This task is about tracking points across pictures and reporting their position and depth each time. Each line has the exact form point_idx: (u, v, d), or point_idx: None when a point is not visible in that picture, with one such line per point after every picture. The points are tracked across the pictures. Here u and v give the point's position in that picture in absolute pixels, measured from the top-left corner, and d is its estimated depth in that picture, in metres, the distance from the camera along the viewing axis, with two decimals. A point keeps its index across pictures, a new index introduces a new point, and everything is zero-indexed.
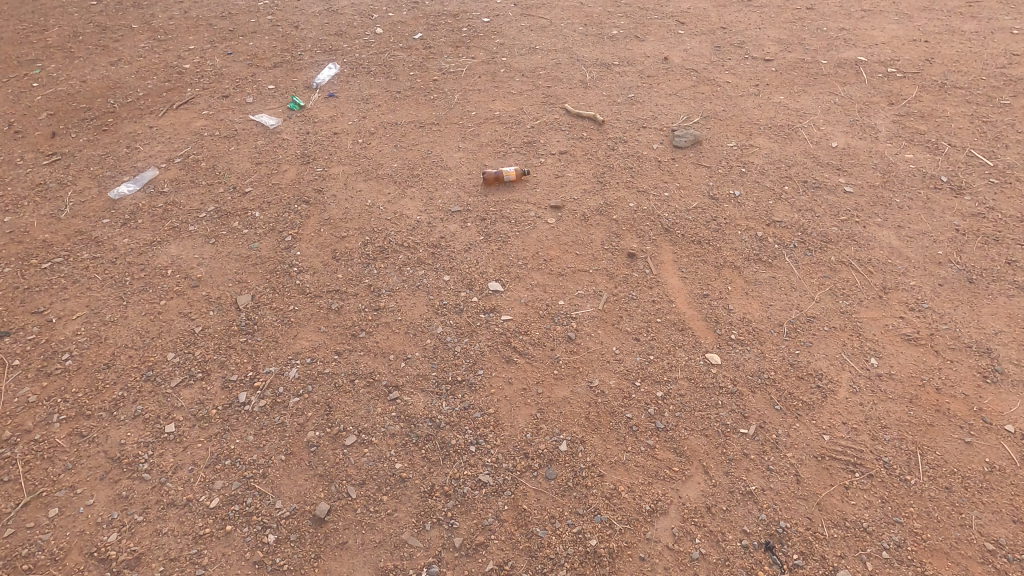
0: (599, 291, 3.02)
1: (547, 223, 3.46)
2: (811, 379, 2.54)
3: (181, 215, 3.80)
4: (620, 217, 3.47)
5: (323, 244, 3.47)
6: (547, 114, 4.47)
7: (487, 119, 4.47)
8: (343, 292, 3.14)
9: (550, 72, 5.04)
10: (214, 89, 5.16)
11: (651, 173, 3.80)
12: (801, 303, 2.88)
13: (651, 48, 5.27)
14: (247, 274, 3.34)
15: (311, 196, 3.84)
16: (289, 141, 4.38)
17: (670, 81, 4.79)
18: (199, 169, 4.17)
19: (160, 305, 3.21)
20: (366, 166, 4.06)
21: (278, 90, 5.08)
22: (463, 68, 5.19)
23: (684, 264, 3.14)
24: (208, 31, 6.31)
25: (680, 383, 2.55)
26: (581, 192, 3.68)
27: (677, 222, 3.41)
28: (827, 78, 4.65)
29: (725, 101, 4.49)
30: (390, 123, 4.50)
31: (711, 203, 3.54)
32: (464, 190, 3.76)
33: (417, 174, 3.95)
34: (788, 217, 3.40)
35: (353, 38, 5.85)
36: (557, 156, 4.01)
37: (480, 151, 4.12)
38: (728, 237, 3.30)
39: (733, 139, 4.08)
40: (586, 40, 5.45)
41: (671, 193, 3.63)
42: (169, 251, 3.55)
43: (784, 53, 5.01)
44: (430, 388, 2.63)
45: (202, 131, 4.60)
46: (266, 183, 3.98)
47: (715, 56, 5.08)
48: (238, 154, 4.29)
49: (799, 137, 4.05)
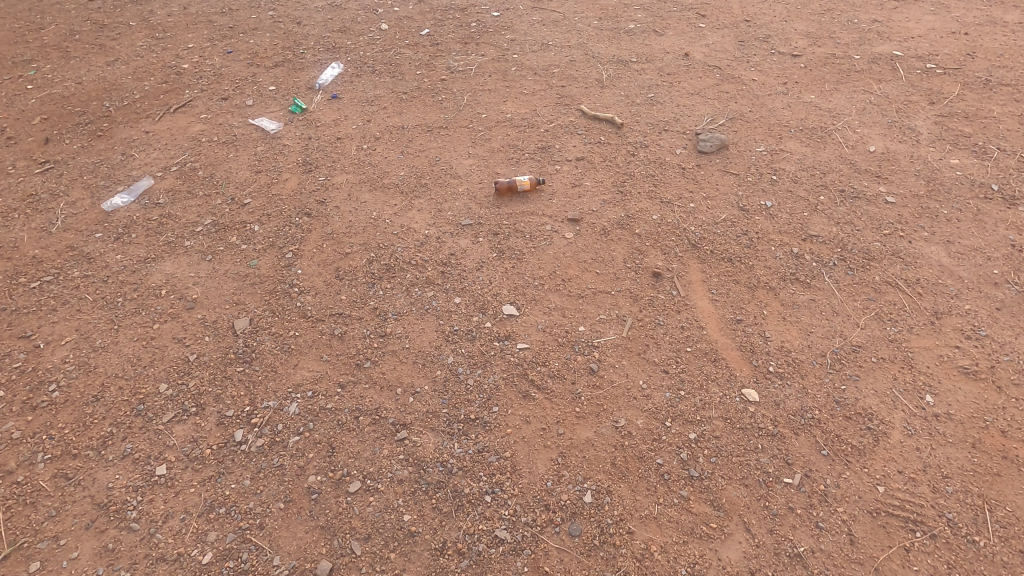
0: (622, 315, 2.79)
1: (565, 238, 3.23)
2: (860, 419, 2.31)
3: (176, 229, 3.60)
4: (643, 231, 3.23)
5: (326, 261, 3.25)
6: (562, 116, 4.22)
7: (499, 122, 4.23)
8: (347, 316, 2.93)
9: (565, 70, 4.77)
10: (213, 91, 4.94)
11: (675, 182, 3.55)
12: (845, 331, 2.64)
13: (671, 42, 4.99)
14: (245, 295, 3.13)
15: (313, 207, 3.62)
16: (290, 147, 4.16)
17: (692, 79, 4.52)
18: (196, 178, 3.97)
19: (152, 330, 3.01)
20: (371, 174, 3.84)
21: (279, 91, 4.86)
22: (473, 66, 4.94)
23: (714, 285, 2.90)
24: (207, 28, 6.08)
25: (715, 424, 2.33)
26: (600, 202, 3.44)
27: (704, 237, 3.17)
28: (861, 75, 4.36)
29: (752, 101, 4.22)
30: (397, 127, 4.27)
31: (740, 216, 3.29)
32: (475, 201, 3.53)
33: (425, 183, 3.72)
34: (825, 231, 3.16)
35: (358, 35, 5.61)
36: (574, 163, 3.77)
37: (491, 157, 3.89)
38: (761, 254, 3.05)
39: (762, 143, 3.82)
40: (602, 35, 5.18)
41: (696, 204, 3.38)
42: (164, 269, 3.35)
43: (813, 48, 4.72)
44: (441, 427, 2.42)
45: (200, 136, 4.39)
46: (265, 194, 3.77)
47: (739, 51, 4.79)
48: (236, 161, 4.07)
49: (833, 141, 3.78)
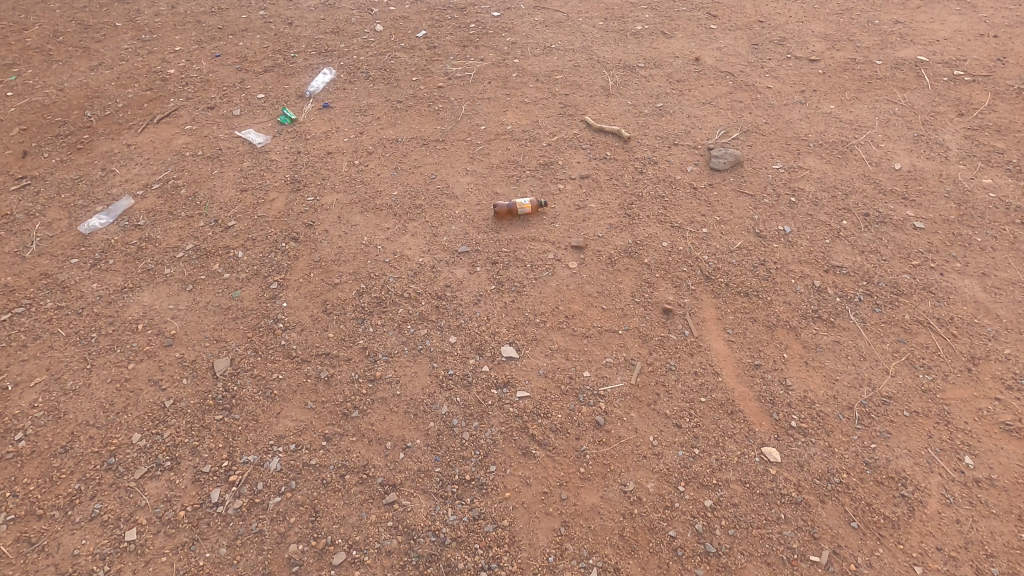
0: (630, 358, 2.58)
1: (568, 268, 3.01)
2: (893, 485, 2.10)
3: (156, 255, 3.39)
4: (652, 260, 3.01)
5: (313, 293, 3.05)
6: (565, 129, 3.99)
7: (499, 134, 3.99)
8: (334, 357, 2.73)
9: (568, 77, 4.52)
10: (199, 99, 4.71)
11: (686, 203, 3.33)
12: (874, 378, 2.42)
13: (680, 45, 4.73)
14: (227, 331, 2.93)
15: (301, 231, 3.41)
16: (278, 162, 3.94)
17: (703, 87, 4.26)
18: (178, 197, 3.75)
19: (127, 370, 2.82)
20: (363, 194, 3.62)
21: (268, 100, 4.62)
22: (471, 72, 4.70)
23: (730, 324, 2.69)
24: (195, 29, 5.82)
25: (733, 489, 2.13)
26: (606, 228, 3.22)
27: (718, 268, 2.95)
28: (883, 83, 4.10)
29: (767, 111, 3.97)
30: (391, 140, 4.04)
31: (757, 243, 3.07)
32: (473, 225, 3.31)
33: (420, 204, 3.50)
34: (848, 260, 2.93)
35: (351, 37, 5.35)
36: (578, 182, 3.55)
37: (490, 175, 3.66)
38: (780, 287, 2.83)
39: (778, 159, 3.58)
40: (608, 38, 4.92)
41: (709, 229, 3.16)
42: (142, 301, 3.15)
43: (832, 52, 4.46)
44: (434, 489, 2.23)
45: (185, 149, 4.17)
46: (251, 215, 3.55)
47: (754, 55, 4.53)
48: (221, 179, 3.85)
49: (855, 157, 3.55)
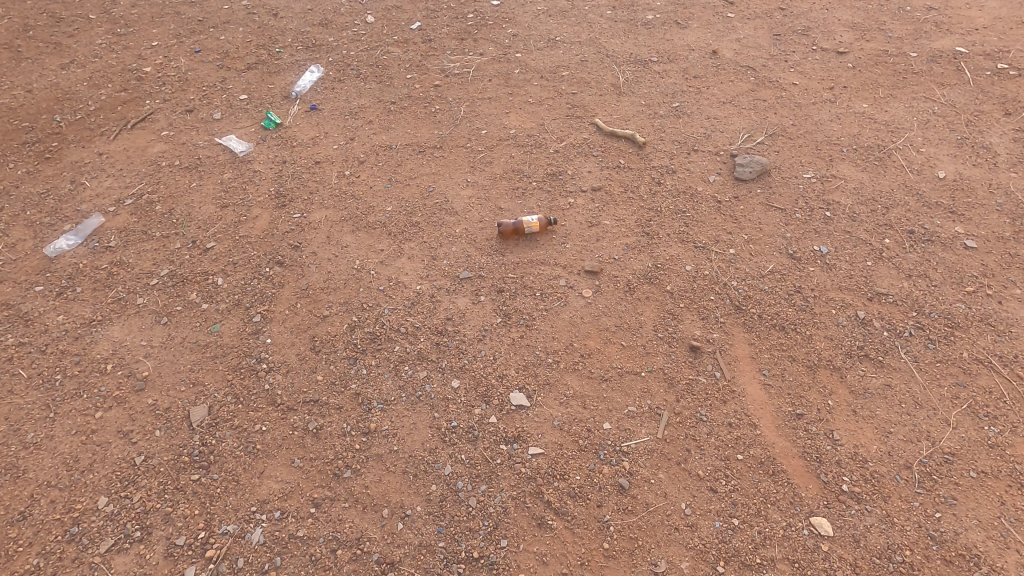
0: (656, 406, 2.30)
1: (582, 297, 2.72)
2: (964, 564, 1.84)
3: (128, 283, 3.08)
4: (675, 287, 2.72)
5: (300, 327, 2.75)
6: (574, 133, 3.66)
7: (502, 140, 3.67)
8: (324, 404, 2.45)
9: (575, 73, 4.18)
10: (177, 101, 4.36)
11: (710, 219, 3.03)
12: (932, 431, 2.15)
13: (695, 37, 4.37)
14: (205, 372, 2.64)
15: (286, 253, 3.10)
16: (262, 173, 3.62)
17: (723, 84, 3.93)
18: (154, 215, 3.43)
19: (94, 420, 2.53)
20: (354, 210, 3.30)
21: (251, 101, 4.28)
22: (470, 68, 4.35)
23: (766, 364, 2.40)
24: (173, 22, 5.44)
25: (780, 570, 1.86)
26: (623, 249, 2.92)
27: (749, 296, 2.66)
28: (920, 78, 3.76)
29: (794, 112, 3.64)
30: (384, 147, 3.72)
31: (791, 265, 2.77)
32: (475, 247, 3.01)
33: (417, 221, 3.19)
34: (894, 286, 2.64)
35: (340, 30, 4.98)
36: (590, 194, 3.24)
37: (493, 187, 3.35)
38: (819, 319, 2.54)
39: (809, 167, 3.26)
40: (617, 29, 4.56)
41: (737, 250, 2.86)
42: (112, 336, 2.85)
43: (861, 43, 4.11)
44: (437, 568, 1.96)
45: (161, 159, 3.84)
46: (232, 236, 3.24)
47: (776, 47, 4.18)
48: (200, 193, 3.53)
49: (894, 164, 3.23)
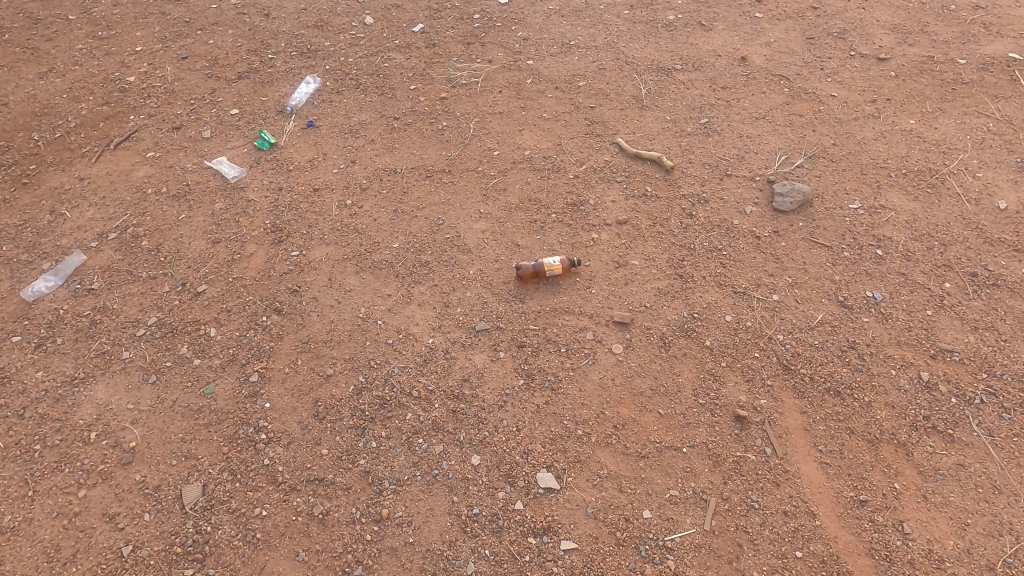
0: (701, 491, 2.07)
1: (612, 354, 2.47)
2: None
3: (113, 333, 2.82)
4: (715, 342, 2.46)
5: (301, 389, 2.51)
6: (594, 154, 3.36)
7: (516, 163, 3.37)
8: (330, 485, 2.21)
9: (593, 83, 3.86)
10: (163, 117, 4.04)
11: (749, 259, 2.76)
12: (1015, 523, 1.92)
13: (721, 40, 4.04)
14: (198, 443, 2.40)
15: (285, 299, 2.84)
16: (256, 202, 3.33)
17: (754, 95, 3.61)
18: (140, 253, 3.16)
19: (76, 500, 2.28)
20: (358, 247, 3.03)
21: (242, 117, 3.97)
22: (478, 77, 4.02)
23: (821, 438, 2.16)
24: (158, 24, 5.08)
25: None
26: (655, 294, 2.65)
27: (798, 353, 2.40)
28: (971, 89, 3.46)
29: (834, 129, 3.34)
30: (388, 172, 3.43)
31: (842, 315, 2.51)
32: (491, 292, 2.74)
33: (427, 260, 2.92)
34: (960, 342, 2.38)
35: (337, 33, 4.63)
36: (616, 228, 2.96)
37: (508, 219, 3.07)
38: (878, 382, 2.29)
39: (855, 195, 2.98)
40: (636, 31, 4.22)
41: (781, 297, 2.60)
42: (96, 398, 2.60)
43: (903, 48, 3.78)
44: None
45: (147, 185, 3.55)
46: (225, 277, 2.97)
47: (810, 53, 3.85)
48: (190, 226, 3.25)
49: (949, 192, 2.95)
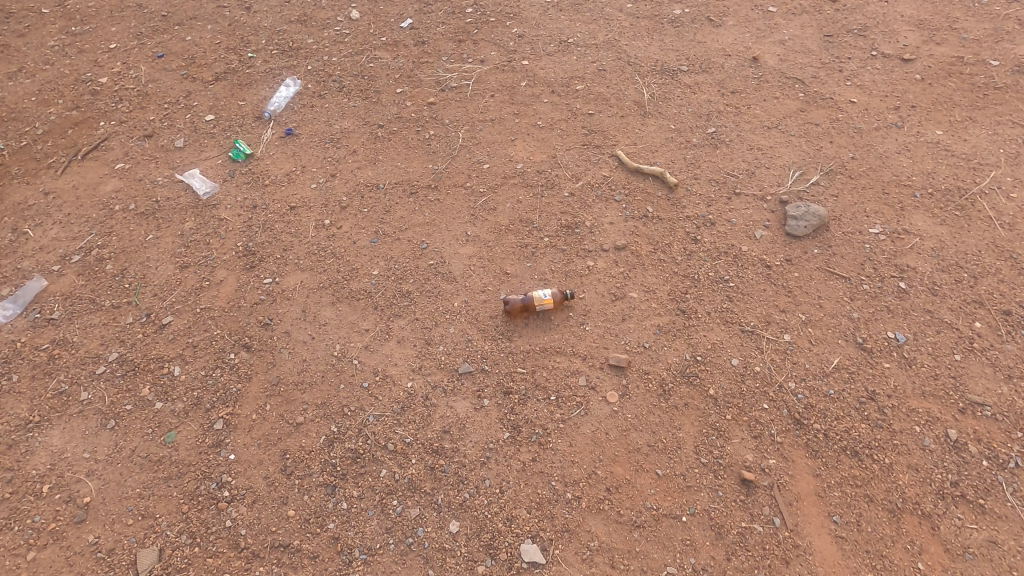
0: (702, 568, 1.87)
1: (607, 403, 2.25)
2: None
3: (71, 370, 2.62)
4: (720, 391, 2.24)
5: (269, 439, 2.31)
6: (592, 168, 3.11)
7: (508, 178, 3.13)
8: (296, 553, 2.03)
9: (592, 86, 3.58)
10: (134, 124, 3.80)
11: (758, 292, 2.52)
12: None
13: (731, 38, 3.75)
14: (157, 499, 2.22)
15: (255, 334, 2.63)
16: (228, 221, 3.11)
17: (766, 101, 3.33)
18: (104, 278, 2.95)
19: (24, 564, 2.11)
20: (335, 274, 2.81)
21: (218, 124, 3.72)
22: (469, 79, 3.75)
23: (836, 507, 1.95)
24: (134, 18, 4.80)
25: None
26: (654, 333, 2.43)
27: (811, 404, 2.18)
28: (1004, 95, 3.17)
29: (853, 140, 3.07)
30: (369, 187, 3.19)
31: (860, 360, 2.28)
32: (476, 328, 2.53)
33: (408, 290, 2.70)
34: (992, 393, 2.15)
35: (321, 29, 4.35)
36: (613, 254, 2.73)
37: (497, 243, 2.84)
38: (900, 441, 2.06)
39: (875, 218, 2.73)
40: (639, 27, 3.92)
41: (793, 337, 2.36)
42: (50, 444, 2.41)
43: (929, 47, 3.48)
44: None
45: (115, 201, 3.33)
46: (193, 308, 2.77)
47: (827, 52, 3.56)
48: (158, 249, 3.04)
49: (979, 214, 2.69)
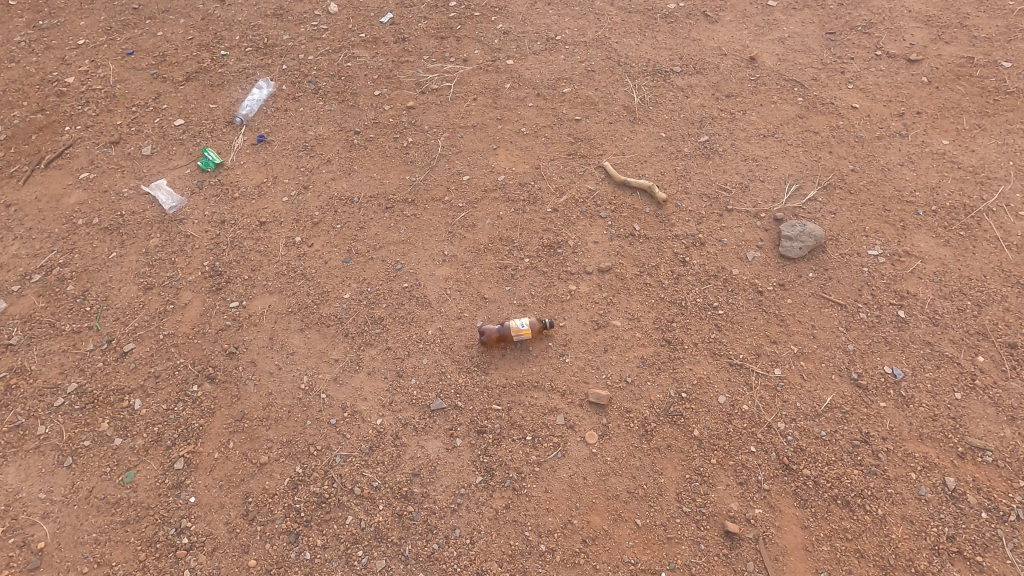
0: None
1: (585, 444, 2.13)
2: None
3: (28, 402, 2.50)
4: (705, 432, 2.12)
5: (231, 480, 2.20)
6: (577, 181, 2.95)
7: (488, 191, 2.97)
8: None
9: (579, 89, 3.39)
10: (100, 129, 3.62)
11: (748, 321, 2.38)
12: None
13: (728, 35, 3.54)
14: (114, 545, 2.11)
15: (220, 364, 2.51)
16: (196, 238, 2.96)
17: (763, 106, 3.15)
18: (64, 300, 2.81)
19: None
20: (305, 297, 2.68)
21: (187, 129, 3.55)
22: (451, 80, 3.56)
23: (825, 563, 1.84)
24: (103, 10, 4.50)
25: None
26: (637, 366, 2.30)
27: (801, 447, 2.05)
28: (1015, 100, 2.99)
29: (853, 150, 2.90)
30: (343, 201, 3.03)
31: (855, 399, 2.15)
32: (451, 359, 2.40)
33: (380, 316, 2.57)
34: (994, 436, 2.02)
35: (297, 24, 4.13)
36: (596, 277, 2.58)
37: (475, 264, 2.69)
38: (895, 489, 1.94)
39: (875, 238, 2.57)
40: (632, 23, 3.71)
41: (784, 372, 2.23)
42: (4, 483, 2.30)
43: (937, 46, 3.28)
44: None
45: (78, 214, 3.17)
46: (156, 334, 2.64)
47: (828, 52, 3.36)
48: (122, 268, 2.90)
49: (986, 234, 2.54)
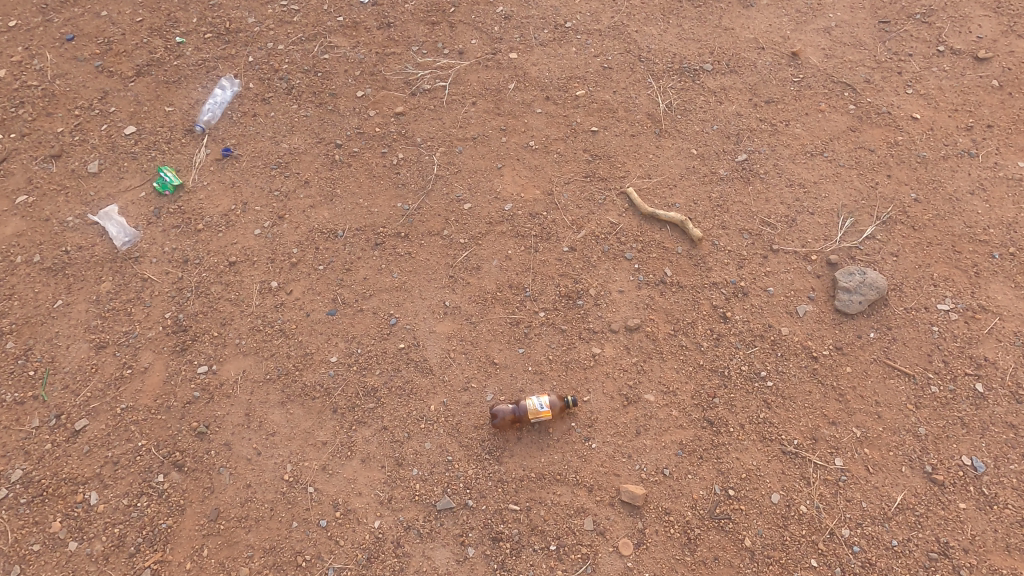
0: None
1: (619, 556, 1.84)
2: None
3: None
4: (757, 540, 1.83)
5: None
6: (596, 211, 2.55)
7: (494, 223, 2.56)
8: None
9: (595, 91, 2.93)
10: (39, 139, 3.10)
11: (802, 395, 2.06)
12: None
13: (766, 23, 3.06)
14: None
15: (188, 449, 2.15)
16: (155, 283, 2.55)
17: (809, 115, 2.72)
18: (3, 362, 2.40)
19: None
20: (285, 360, 2.30)
21: (140, 140, 3.05)
22: (445, 78, 3.07)
23: None
24: None
25: None
26: (676, 455, 1.98)
27: (871, 561, 1.77)
28: None
29: (916, 174, 2.51)
30: (325, 234, 2.61)
31: (930, 498, 1.86)
32: (458, 444, 2.07)
33: (374, 387, 2.21)
34: None
35: (264, 3, 3.56)
36: (623, 337, 2.23)
37: (482, 319, 2.32)
38: None
39: (945, 288, 2.22)
40: (653, 6, 3.20)
41: (845, 463, 1.93)
42: None
43: (1008, 41, 2.85)
44: None
45: (15, 248, 2.71)
46: (113, 408, 2.26)
47: (883, 46, 2.91)
48: (70, 320, 2.49)
49: None
